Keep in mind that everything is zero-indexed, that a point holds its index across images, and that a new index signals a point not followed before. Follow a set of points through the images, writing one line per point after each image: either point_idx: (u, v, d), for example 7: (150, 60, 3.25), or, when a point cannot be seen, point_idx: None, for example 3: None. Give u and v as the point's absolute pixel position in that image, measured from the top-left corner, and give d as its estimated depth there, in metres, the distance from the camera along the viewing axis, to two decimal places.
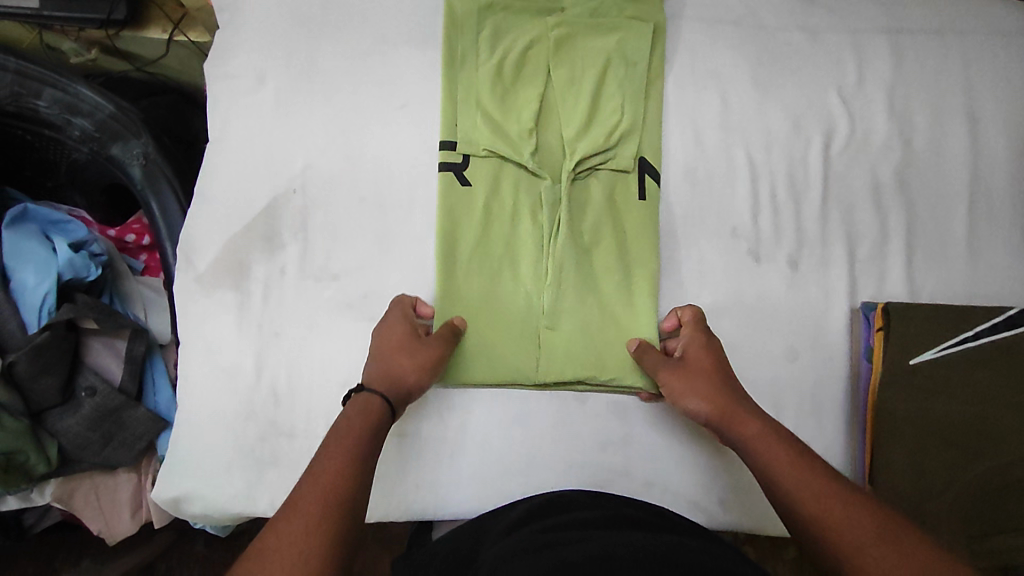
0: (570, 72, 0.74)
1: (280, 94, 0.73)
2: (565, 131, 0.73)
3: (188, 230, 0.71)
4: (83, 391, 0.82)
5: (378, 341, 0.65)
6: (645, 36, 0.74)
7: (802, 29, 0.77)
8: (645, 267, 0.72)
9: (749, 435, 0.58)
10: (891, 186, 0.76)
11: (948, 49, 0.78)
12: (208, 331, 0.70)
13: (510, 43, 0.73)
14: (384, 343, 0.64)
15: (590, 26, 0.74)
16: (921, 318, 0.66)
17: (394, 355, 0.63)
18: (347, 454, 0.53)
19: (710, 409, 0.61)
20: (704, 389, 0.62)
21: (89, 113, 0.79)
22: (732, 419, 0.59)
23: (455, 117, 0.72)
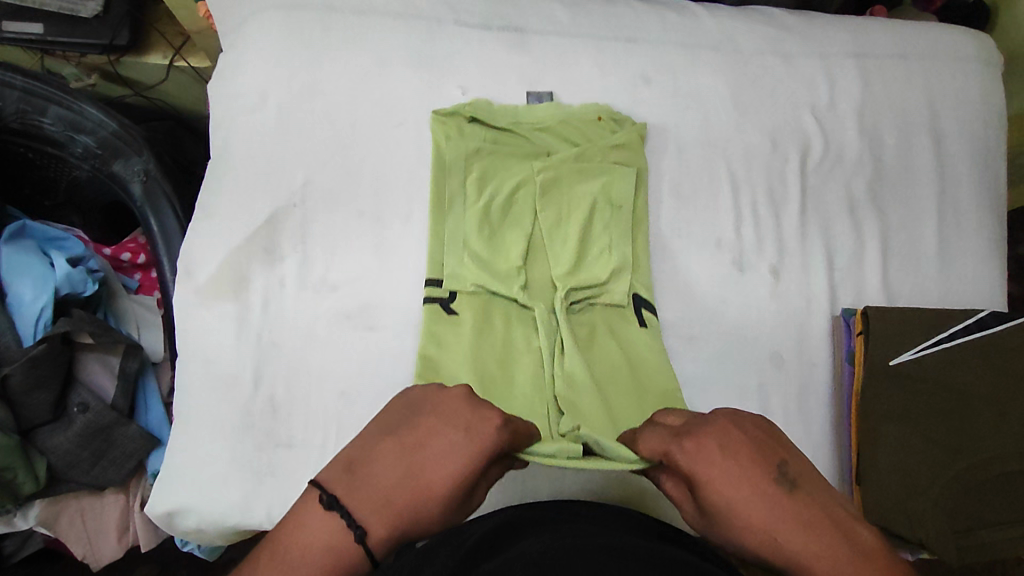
0: (557, 214, 0.75)
1: (282, 112, 0.76)
2: (556, 268, 0.74)
3: (191, 242, 0.73)
4: (75, 407, 0.82)
5: (442, 456, 0.51)
6: (626, 184, 0.76)
7: (776, 53, 0.82)
8: (655, 370, 0.70)
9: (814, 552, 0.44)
10: (865, 199, 0.80)
11: (912, 71, 0.83)
12: (207, 341, 0.71)
13: (498, 186, 0.75)
14: (437, 467, 0.50)
15: (575, 171, 0.76)
16: (899, 322, 0.69)
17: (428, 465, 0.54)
18: None
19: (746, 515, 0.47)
20: (739, 483, 0.48)
21: (92, 131, 0.81)
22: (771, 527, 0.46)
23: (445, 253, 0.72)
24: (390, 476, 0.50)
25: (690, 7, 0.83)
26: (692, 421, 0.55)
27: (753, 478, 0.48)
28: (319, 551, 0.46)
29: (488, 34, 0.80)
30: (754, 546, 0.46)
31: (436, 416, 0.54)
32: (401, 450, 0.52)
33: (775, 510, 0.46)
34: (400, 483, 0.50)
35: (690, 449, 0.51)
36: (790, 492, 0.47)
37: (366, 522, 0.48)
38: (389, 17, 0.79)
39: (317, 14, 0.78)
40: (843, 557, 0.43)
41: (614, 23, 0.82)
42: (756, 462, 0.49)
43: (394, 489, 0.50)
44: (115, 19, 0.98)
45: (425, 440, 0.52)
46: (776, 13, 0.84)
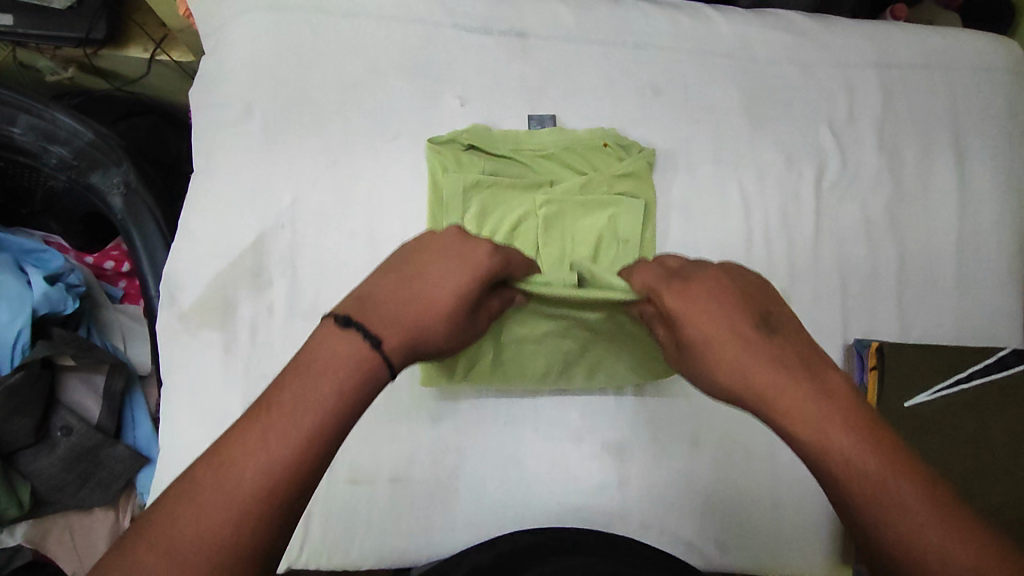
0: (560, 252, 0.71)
1: (267, 124, 0.71)
2: None
3: (176, 267, 0.69)
4: (59, 430, 0.79)
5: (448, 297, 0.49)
6: (635, 221, 0.71)
7: (795, 61, 0.77)
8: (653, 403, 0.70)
9: (791, 402, 0.43)
10: (881, 221, 0.76)
11: (937, 83, 0.79)
12: (193, 370, 0.68)
13: (498, 221, 0.70)
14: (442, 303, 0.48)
15: (578, 204, 0.71)
16: (914, 362, 0.69)
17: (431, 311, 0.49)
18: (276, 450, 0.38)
19: (723, 361, 0.47)
20: (718, 319, 0.47)
21: (66, 141, 0.77)
22: (748, 368, 0.45)
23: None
24: (398, 303, 0.47)
25: (705, 10, 0.78)
26: (682, 268, 0.53)
27: (743, 341, 0.46)
28: (346, 360, 0.43)
29: (488, 38, 0.74)
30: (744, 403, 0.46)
31: (437, 253, 0.50)
32: (399, 282, 0.48)
33: (762, 375, 0.45)
34: (400, 314, 0.47)
35: (676, 292, 0.50)
36: (784, 364, 0.45)
37: (380, 335, 0.45)
38: (382, 20, 0.73)
39: (303, 15, 0.72)
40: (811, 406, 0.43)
41: (623, 28, 0.76)
42: (739, 310, 0.48)
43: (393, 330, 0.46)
44: (90, 11, 0.91)
45: (430, 268, 0.49)
46: (797, 16, 0.79)
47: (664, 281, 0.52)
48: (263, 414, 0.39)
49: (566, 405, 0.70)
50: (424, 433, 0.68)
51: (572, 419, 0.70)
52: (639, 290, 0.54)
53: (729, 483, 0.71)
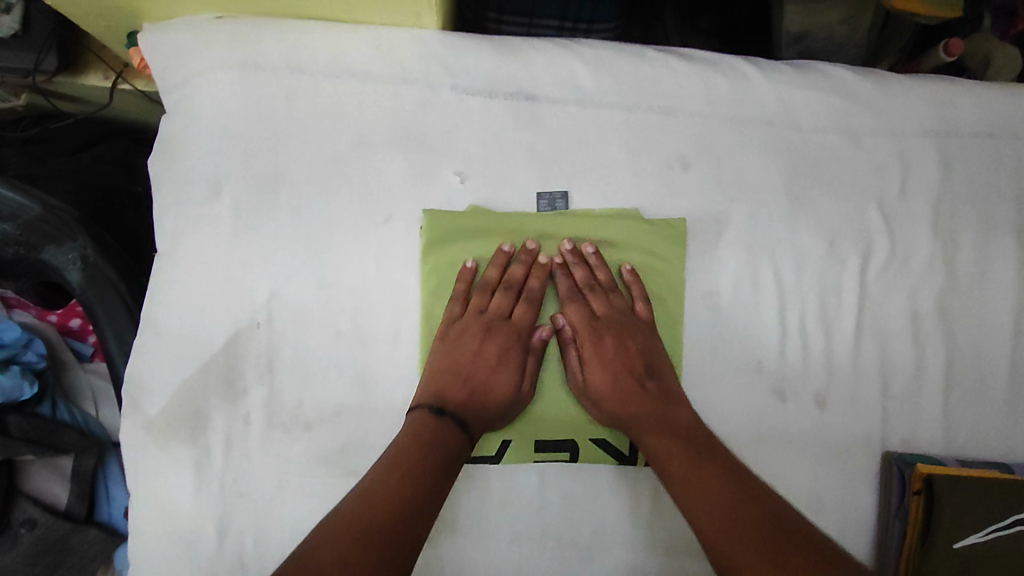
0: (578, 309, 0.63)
1: (238, 206, 0.62)
2: (569, 372, 0.63)
3: (136, 370, 0.61)
4: (20, 525, 0.73)
5: (505, 381, 0.60)
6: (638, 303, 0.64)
7: (843, 131, 0.68)
8: (671, 515, 0.64)
9: (655, 451, 0.58)
10: (931, 314, 0.68)
11: (1002, 156, 0.70)
12: (162, 488, 0.60)
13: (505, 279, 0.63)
14: (529, 318, 0.63)
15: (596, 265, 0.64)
16: (971, 496, 0.61)
17: (463, 345, 0.61)
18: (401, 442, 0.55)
19: (608, 416, 0.61)
20: (581, 306, 0.63)
21: (11, 216, 0.68)
22: (637, 433, 0.59)
23: (439, 383, 0.60)
24: (434, 360, 0.61)
25: (742, 67, 0.68)
26: (616, 306, 0.64)
27: (644, 422, 0.59)
28: (417, 438, 0.55)
29: (494, 103, 0.65)
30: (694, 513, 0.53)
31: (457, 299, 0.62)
32: (476, 335, 0.61)
33: (666, 437, 0.58)
34: (456, 371, 0.60)
35: (587, 360, 0.62)
36: (668, 427, 0.59)
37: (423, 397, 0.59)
38: (371, 82, 0.63)
39: (280, 76, 0.63)
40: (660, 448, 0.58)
41: (649, 91, 0.67)
42: (603, 304, 0.63)
43: (511, 355, 0.61)
44: (37, 40, 0.80)
45: (493, 335, 0.61)
46: (845, 75, 0.69)
47: (589, 286, 0.64)
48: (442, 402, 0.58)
49: (574, 521, 0.63)
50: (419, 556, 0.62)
51: (580, 537, 0.63)
52: (579, 274, 0.64)
53: None
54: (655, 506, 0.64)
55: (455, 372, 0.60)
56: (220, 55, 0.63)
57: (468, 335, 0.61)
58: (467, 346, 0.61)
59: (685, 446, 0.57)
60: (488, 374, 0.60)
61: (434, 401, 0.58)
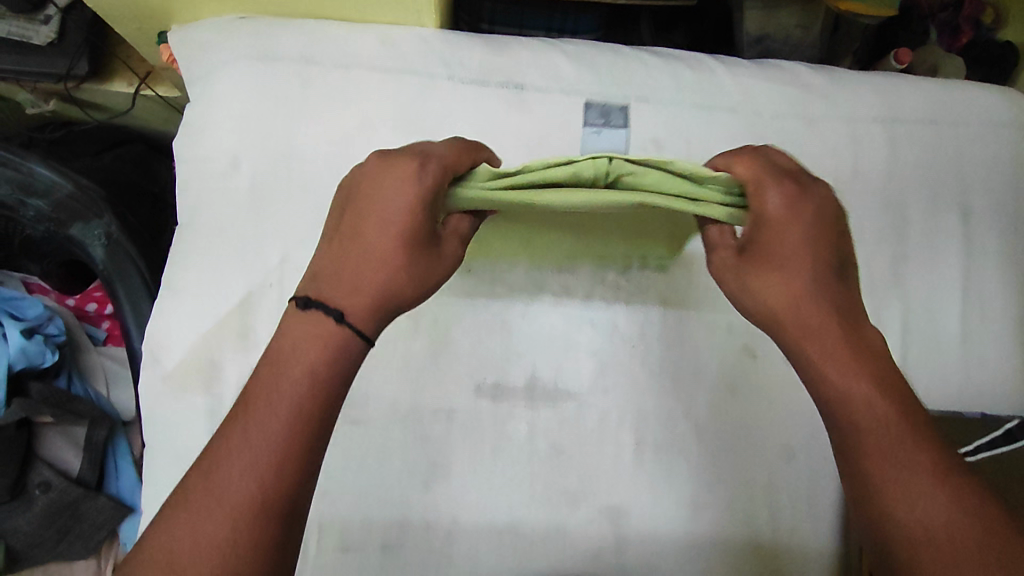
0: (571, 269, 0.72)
1: (255, 178, 0.68)
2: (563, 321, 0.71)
3: (156, 326, 0.66)
4: (37, 487, 0.77)
5: (410, 272, 0.48)
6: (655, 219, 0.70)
7: (799, 116, 0.76)
8: (653, 462, 0.69)
9: (811, 320, 0.49)
10: (886, 281, 0.75)
11: (943, 139, 0.77)
12: (177, 436, 0.65)
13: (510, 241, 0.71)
14: (447, 153, 0.49)
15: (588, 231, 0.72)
16: None
17: (351, 244, 0.48)
18: (226, 472, 0.41)
19: (785, 287, 0.49)
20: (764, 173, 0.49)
21: (45, 193, 0.75)
22: (803, 310, 0.49)
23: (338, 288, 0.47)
24: (325, 262, 0.48)
25: (707, 62, 0.77)
26: (802, 184, 0.49)
27: (809, 324, 0.49)
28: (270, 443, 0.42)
29: (486, 90, 0.72)
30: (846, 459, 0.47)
31: (348, 206, 0.49)
32: (373, 181, 0.48)
33: (829, 326, 0.49)
34: (357, 265, 0.47)
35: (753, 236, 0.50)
36: (846, 339, 0.48)
37: (337, 302, 0.46)
38: (376, 72, 0.71)
39: (295, 66, 0.70)
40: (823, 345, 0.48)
41: (624, 81, 0.75)
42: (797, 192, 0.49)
43: (415, 265, 0.48)
44: (71, 47, 0.88)
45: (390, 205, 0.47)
46: (799, 69, 0.78)
47: (745, 152, 0.51)
48: (245, 411, 0.43)
49: (563, 468, 0.68)
50: (416, 499, 0.66)
51: (569, 483, 0.67)
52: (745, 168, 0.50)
53: (736, 541, 0.68)
54: (638, 453, 0.69)
55: (356, 266, 0.47)
56: (241, 47, 0.70)
57: (365, 177, 0.49)
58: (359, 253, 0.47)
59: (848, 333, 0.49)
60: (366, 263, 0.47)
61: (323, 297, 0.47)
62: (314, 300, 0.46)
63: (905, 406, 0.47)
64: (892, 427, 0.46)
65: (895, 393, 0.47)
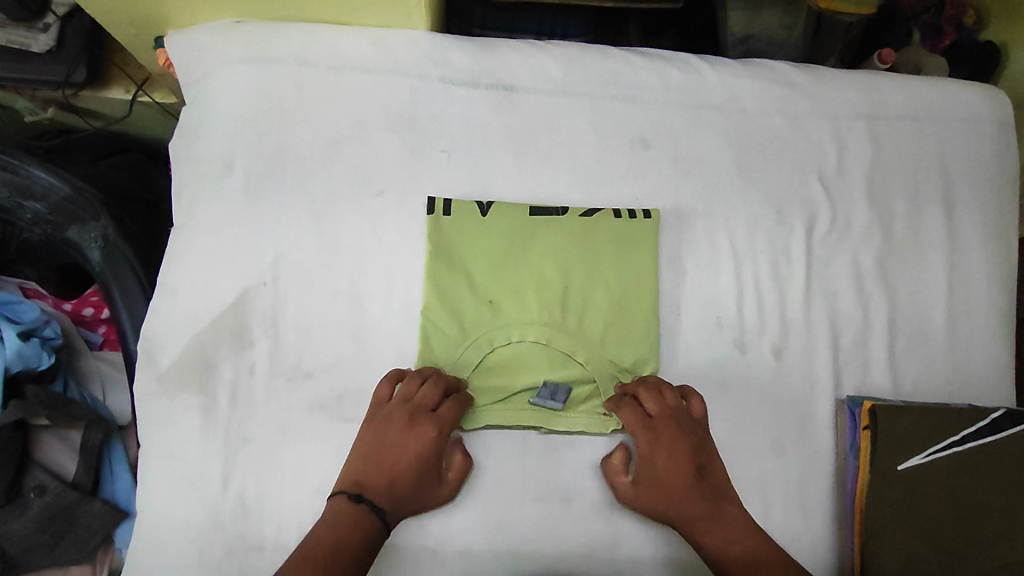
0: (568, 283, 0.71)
1: (249, 180, 0.69)
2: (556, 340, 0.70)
3: (151, 326, 0.67)
4: (32, 491, 0.77)
5: (425, 461, 0.63)
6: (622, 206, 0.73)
7: (784, 114, 0.77)
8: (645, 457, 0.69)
9: (716, 542, 0.62)
10: (873, 275, 0.76)
11: (926, 135, 0.79)
12: (172, 435, 0.65)
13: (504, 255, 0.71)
14: (452, 416, 0.65)
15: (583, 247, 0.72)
16: (907, 426, 0.67)
17: (376, 479, 0.62)
18: (291, 563, 0.56)
19: (656, 508, 0.64)
20: (664, 455, 0.65)
21: (43, 197, 0.76)
22: (674, 501, 0.64)
23: (373, 481, 0.62)
24: (352, 466, 0.63)
25: (694, 61, 0.78)
26: (678, 413, 0.66)
27: (693, 499, 0.63)
28: (325, 533, 0.58)
29: (476, 92, 0.74)
30: (724, 567, 0.61)
31: (376, 454, 0.63)
32: (402, 426, 0.63)
33: (712, 525, 0.62)
34: (378, 474, 0.62)
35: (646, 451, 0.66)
36: (713, 499, 0.64)
37: (366, 495, 0.61)
38: (368, 73, 0.72)
39: (289, 69, 0.72)
40: (690, 521, 0.63)
41: (612, 81, 0.76)
42: (666, 421, 0.66)
43: (423, 444, 0.64)
44: (70, 55, 0.89)
45: (416, 426, 0.63)
46: (783, 67, 0.79)
47: (642, 414, 0.67)
48: (310, 541, 0.58)
49: (555, 464, 0.68)
50: None
51: (562, 479, 0.68)
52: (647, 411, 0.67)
53: None
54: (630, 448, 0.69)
55: (382, 487, 0.62)
56: (235, 51, 0.71)
57: (392, 423, 0.64)
58: (391, 440, 0.63)
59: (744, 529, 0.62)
60: (408, 470, 0.63)
61: (354, 489, 0.61)
62: (359, 494, 0.61)
63: (760, 534, 0.62)
64: (750, 543, 0.61)
65: (765, 543, 0.61)
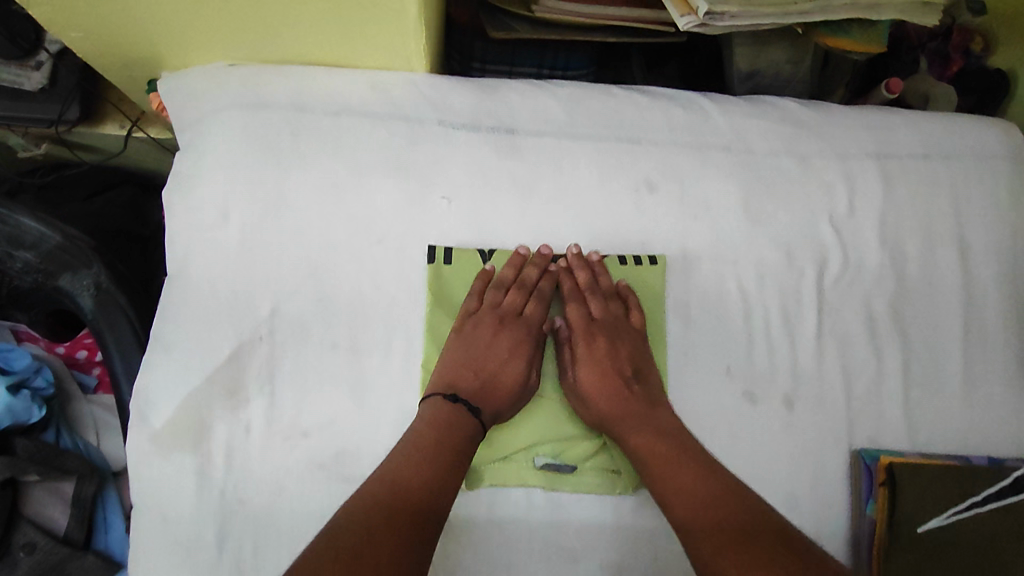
0: (573, 338, 0.70)
1: (245, 230, 0.67)
2: (560, 398, 0.68)
3: (145, 382, 0.65)
4: (20, 549, 0.73)
5: (519, 345, 0.69)
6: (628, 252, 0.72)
7: (793, 154, 0.75)
8: (652, 515, 0.67)
9: (638, 445, 0.64)
10: (886, 319, 0.74)
11: (937, 175, 0.77)
12: (167, 497, 0.63)
13: (505, 309, 0.69)
14: (539, 317, 0.70)
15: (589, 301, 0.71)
16: (927, 486, 0.66)
17: (475, 347, 0.68)
18: (379, 480, 0.57)
19: (597, 414, 0.67)
20: (598, 348, 0.69)
21: (32, 246, 0.74)
22: (620, 423, 0.66)
23: (457, 377, 0.66)
24: (446, 359, 0.67)
25: (700, 101, 0.76)
26: (616, 318, 0.71)
27: (628, 419, 0.66)
28: (419, 440, 0.60)
29: (477, 135, 0.72)
30: (665, 487, 0.61)
31: (460, 334, 0.68)
32: (490, 328, 0.69)
33: (657, 447, 0.63)
34: (465, 360, 0.67)
35: (583, 360, 0.69)
36: (653, 426, 0.65)
37: (458, 388, 0.65)
38: (366, 117, 0.71)
39: (285, 114, 0.70)
40: (640, 438, 0.64)
41: (616, 122, 0.74)
42: (606, 317, 0.70)
43: (523, 349, 0.69)
44: (62, 93, 0.88)
45: (506, 329, 0.69)
46: (790, 105, 0.77)
47: (586, 313, 0.71)
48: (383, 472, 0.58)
49: (561, 523, 0.66)
50: None
51: (568, 538, 0.66)
52: (586, 310, 0.71)
53: None
54: (637, 504, 0.67)
55: (462, 361, 0.67)
56: (230, 96, 0.70)
57: (482, 328, 0.68)
58: (481, 338, 0.68)
59: (683, 452, 0.62)
60: (500, 366, 0.67)
61: (447, 391, 0.64)
62: (455, 395, 0.64)
63: (705, 462, 0.62)
64: (681, 463, 0.62)
65: (706, 469, 0.61)
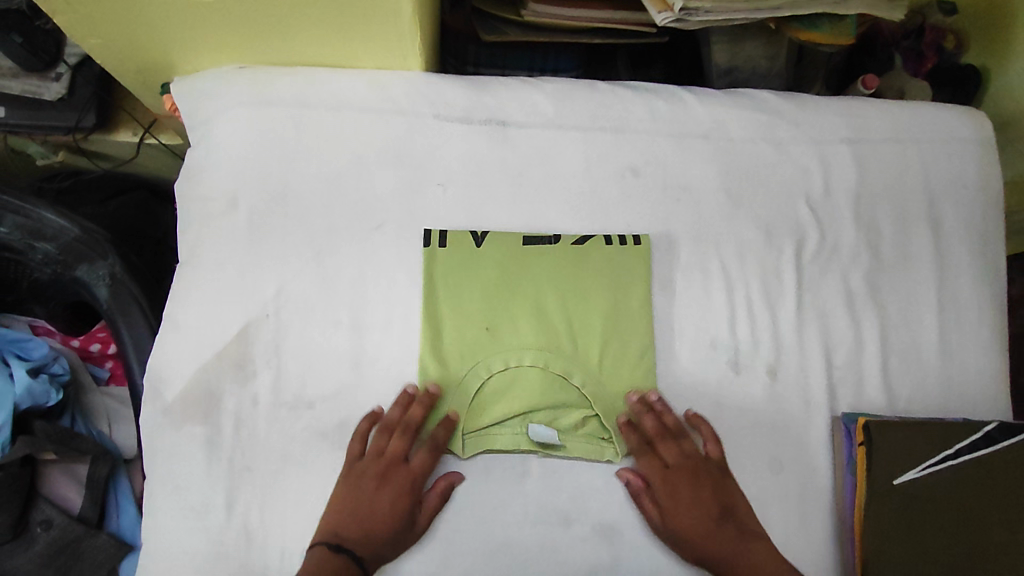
0: (563, 312, 0.72)
1: (252, 216, 0.72)
2: (549, 369, 0.70)
3: (157, 359, 0.69)
4: (38, 525, 0.78)
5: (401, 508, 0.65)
6: (614, 233, 0.75)
7: (770, 140, 0.80)
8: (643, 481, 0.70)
9: (743, 574, 0.65)
10: (863, 294, 0.77)
11: (909, 158, 0.81)
12: (177, 466, 0.67)
13: (497, 286, 0.72)
14: (424, 464, 0.68)
15: (579, 277, 0.73)
16: (902, 441, 0.69)
17: (364, 492, 0.65)
18: None
19: (694, 556, 0.67)
20: (682, 486, 0.68)
21: (54, 237, 0.79)
22: (719, 558, 0.66)
23: (342, 524, 0.64)
24: (337, 501, 0.65)
25: (679, 93, 0.80)
26: (691, 453, 0.69)
27: (724, 545, 0.66)
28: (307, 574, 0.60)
29: (470, 127, 0.76)
30: None
31: (353, 483, 0.66)
32: (373, 480, 0.66)
33: (759, 570, 0.64)
34: (354, 511, 0.65)
35: (666, 508, 0.68)
36: (740, 540, 0.66)
37: (345, 535, 0.64)
38: (366, 113, 0.75)
39: (289, 109, 0.75)
40: (741, 569, 0.65)
41: (601, 113, 0.79)
42: (680, 454, 0.69)
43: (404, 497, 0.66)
44: (80, 102, 0.93)
45: (389, 480, 0.66)
46: (767, 96, 0.81)
47: (659, 441, 0.69)
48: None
49: (554, 488, 0.69)
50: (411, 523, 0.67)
51: (561, 503, 0.68)
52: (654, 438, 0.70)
53: None
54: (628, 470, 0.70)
55: (357, 513, 0.65)
56: (237, 95, 0.74)
57: (365, 477, 0.66)
58: (365, 486, 0.66)
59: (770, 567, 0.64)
60: (379, 514, 0.65)
61: (332, 539, 0.63)
62: (338, 545, 0.63)
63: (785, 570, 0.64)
64: None
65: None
